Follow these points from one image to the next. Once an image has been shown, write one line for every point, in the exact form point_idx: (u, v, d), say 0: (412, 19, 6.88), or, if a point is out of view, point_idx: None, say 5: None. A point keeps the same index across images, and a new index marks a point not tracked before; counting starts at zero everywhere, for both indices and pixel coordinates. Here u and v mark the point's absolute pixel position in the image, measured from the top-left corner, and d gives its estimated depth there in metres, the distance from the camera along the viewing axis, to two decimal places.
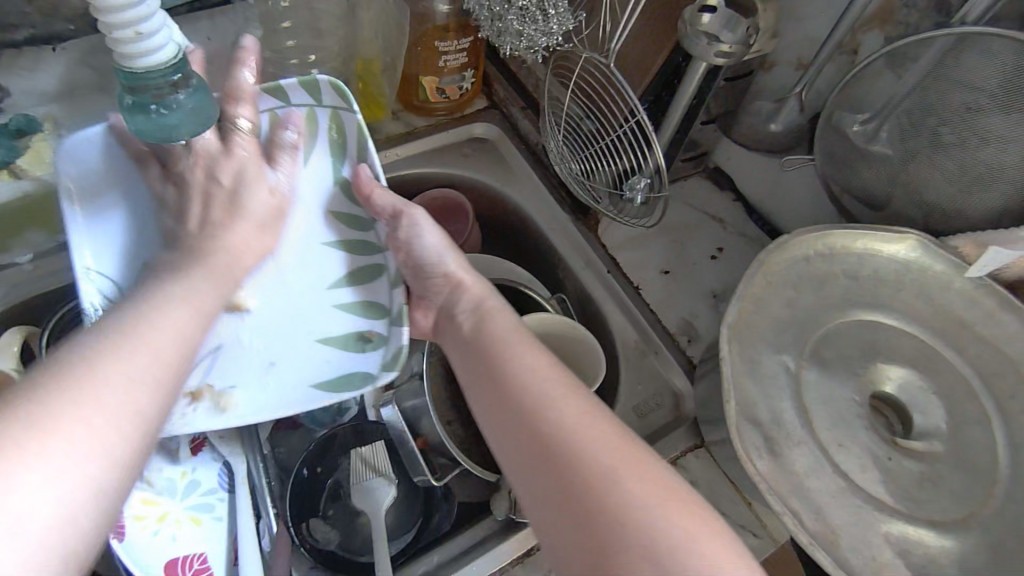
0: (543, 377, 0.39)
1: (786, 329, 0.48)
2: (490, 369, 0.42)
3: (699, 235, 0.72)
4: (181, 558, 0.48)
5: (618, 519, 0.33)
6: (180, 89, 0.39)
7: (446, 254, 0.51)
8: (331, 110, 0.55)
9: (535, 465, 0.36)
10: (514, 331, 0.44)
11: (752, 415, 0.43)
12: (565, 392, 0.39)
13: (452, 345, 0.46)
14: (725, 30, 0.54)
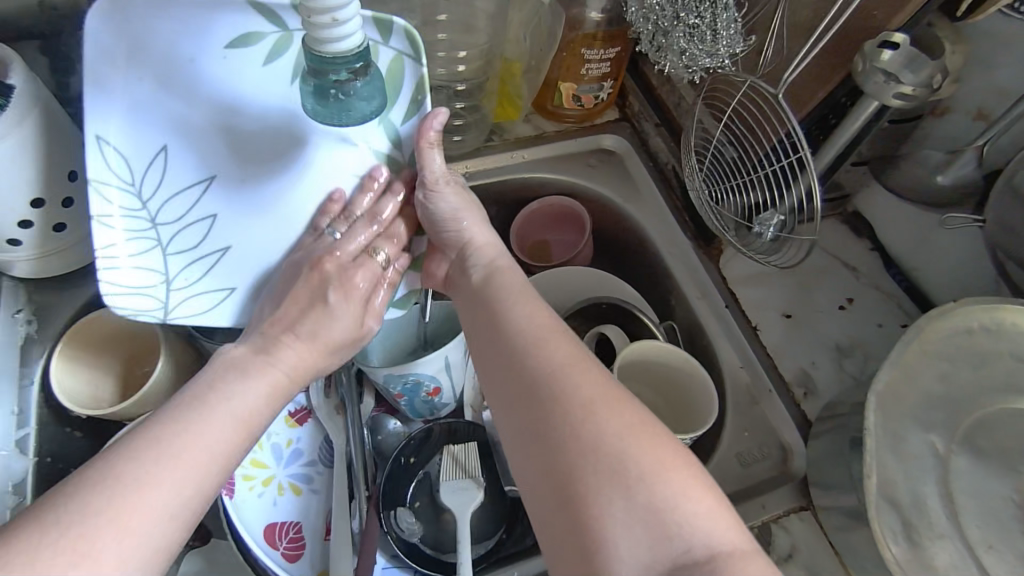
0: (536, 345, 0.41)
1: (936, 406, 0.43)
2: (489, 315, 0.45)
3: (829, 283, 0.68)
4: (279, 524, 0.51)
5: (587, 446, 0.35)
6: (358, 76, 0.40)
7: (461, 217, 0.50)
8: (395, 55, 0.47)
9: (516, 404, 0.39)
10: (516, 281, 0.47)
11: (889, 494, 0.40)
12: (563, 361, 0.40)
13: (461, 296, 0.49)
14: (907, 70, 0.50)
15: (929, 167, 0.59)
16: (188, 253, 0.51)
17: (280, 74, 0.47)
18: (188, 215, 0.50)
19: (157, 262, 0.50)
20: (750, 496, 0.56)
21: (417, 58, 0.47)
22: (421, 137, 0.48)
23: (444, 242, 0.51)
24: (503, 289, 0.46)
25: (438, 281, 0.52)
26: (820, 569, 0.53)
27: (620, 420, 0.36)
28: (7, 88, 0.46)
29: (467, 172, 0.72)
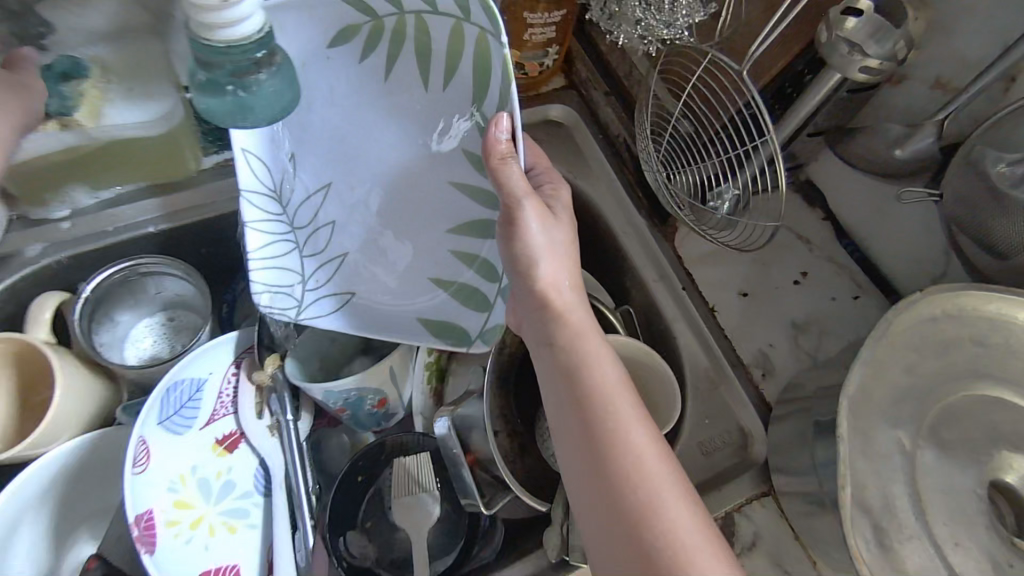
0: (644, 475, 0.39)
1: (903, 400, 0.43)
2: (597, 449, 0.40)
3: (784, 256, 0.66)
4: (214, 570, 0.46)
5: None
6: (260, 68, 0.34)
7: (548, 267, 0.46)
8: (454, 23, 0.42)
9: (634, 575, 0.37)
10: (626, 396, 0.42)
11: (863, 500, 0.38)
12: (673, 496, 0.38)
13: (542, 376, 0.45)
14: (871, 40, 0.47)
15: (888, 139, 0.57)
16: (316, 235, 0.54)
17: (375, 70, 0.47)
18: (318, 219, 0.53)
19: (289, 262, 0.53)
20: (713, 485, 0.55)
21: (498, 35, 0.40)
22: (493, 154, 0.43)
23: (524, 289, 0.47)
24: (600, 392, 0.42)
25: (514, 320, 0.50)
26: (783, 555, 0.52)
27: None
28: None
29: None
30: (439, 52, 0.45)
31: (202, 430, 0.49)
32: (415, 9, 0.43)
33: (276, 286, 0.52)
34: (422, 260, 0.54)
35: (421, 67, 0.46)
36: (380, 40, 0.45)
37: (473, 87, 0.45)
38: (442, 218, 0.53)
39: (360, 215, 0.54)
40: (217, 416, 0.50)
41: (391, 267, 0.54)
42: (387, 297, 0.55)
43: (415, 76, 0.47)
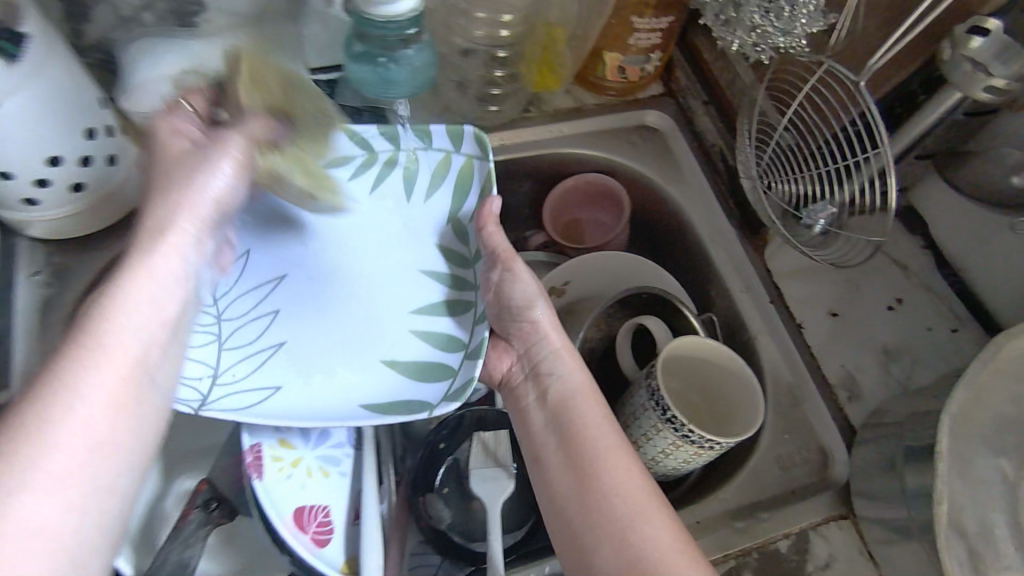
0: (627, 490, 0.41)
1: (1008, 428, 0.41)
2: (577, 467, 0.43)
3: (877, 280, 0.65)
4: (308, 508, 0.49)
5: None
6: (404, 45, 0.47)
7: (539, 303, 0.51)
8: (443, 154, 0.58)
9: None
10: (600, 418, 0.45)
11: (958, 522, 0.37)
12: (653, 513, 0.40)
13: (525, 409, 0.48)
14: (998, 61, 0.46)
15: (1003, 167, 0.55)
16: (244, 352, 0.53)
17: (366, 184, 0.59)
18: (256, 309, 0.55)
19: (210, 357, 0.52)
20: (787, 499, 0.54)
21: (486, 157, 0.57)
22: (485, 225, 0.52)
23: (513, 335, 0.52)
24: (587, 419, 0.45)
25: (496, 376, 0.52)
26: None
27: None
28: (23, 36, 0.43)
29: (501, 146, 0.68)
30: (427, 171, 0.59)
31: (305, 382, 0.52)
32: (410, 147, 0.59)
33: (189, 377, 0.50)
34: (386, 327, 0.55)
35: (405, 186, 0.59)
36: (374, 165, 0.59)
37: (455, 189, 0.58)
38: (405, 304, 0.56)
39: (300, 318, 0.55)
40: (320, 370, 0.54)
41: (331, 352, 0.53)
42: (354, 380, 0.52)
43: (399, 189, 0.59)
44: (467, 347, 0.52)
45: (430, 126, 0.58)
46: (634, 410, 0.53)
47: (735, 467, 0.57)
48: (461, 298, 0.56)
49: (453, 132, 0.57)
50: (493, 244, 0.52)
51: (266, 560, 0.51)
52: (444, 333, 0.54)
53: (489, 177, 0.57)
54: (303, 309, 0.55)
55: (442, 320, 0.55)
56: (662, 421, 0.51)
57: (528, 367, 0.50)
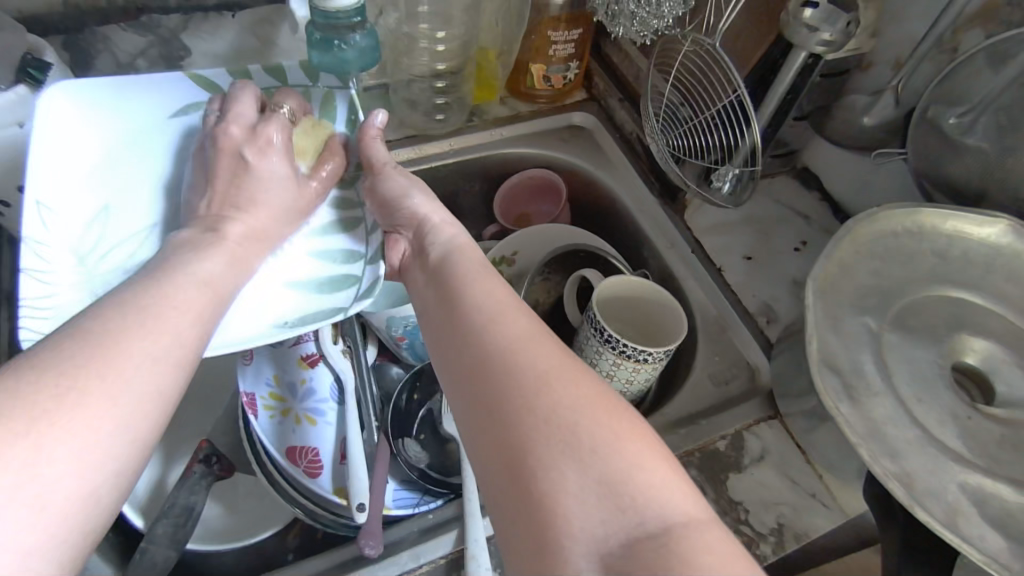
0: (497, 304, 0.41)
1: (870, 295, 0.50)
2: (450, 299, 0.43)
3: (783, 228, 0.75)
4: (298, 449, 0.55)
5: (530, 391, 0.34)
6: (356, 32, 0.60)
7: (415, 196, 0.53)
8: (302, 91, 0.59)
9: (467, 378, 0.37)
10: (478, 266, 0.45)
11: (833, 364, 0.46)
12: (518, 317, 0.40)
13: (418, 279, 0.48)
14: (826, 23, 0.57)
15: (857, 109, 0.67)
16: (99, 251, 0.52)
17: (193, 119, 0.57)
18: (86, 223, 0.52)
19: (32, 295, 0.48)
20: (721, 408, 0.62)
21: (345, 86, 0.59)
22: (365, 132, 0.56)
23: (400, 222, 0.53)
24: (461, 268, 0.45)
25: (395, 270, 0.53)
26: (789, 466, 0.58)
27: (574, 389, 0.34)
28: (47, 65, 0.54)
29: (452, 150, 0.79)
30: None
31: (293, 348, 0.58)
32: (263, 87, 0.59)
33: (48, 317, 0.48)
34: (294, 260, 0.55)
35: None
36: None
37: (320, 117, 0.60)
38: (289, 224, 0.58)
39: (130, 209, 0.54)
40: (304, 338, 0.58)
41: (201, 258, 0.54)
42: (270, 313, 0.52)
43: None
44: (364, 255, 0.56)
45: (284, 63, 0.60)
46: (582, 343, 0.61)
47: (678, 391, 0.65)
48: (353, 216, 0.58)
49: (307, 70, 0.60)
50: (372, 154, 0.56)
51: (264, 518, 0.57)
52: (343, 248, 0.56)
53: (354, 106, 0.59)
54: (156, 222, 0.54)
55: (342, 240, 0.57)
56: (603, 345, 0.58)
57: (417, 249, 0.51)
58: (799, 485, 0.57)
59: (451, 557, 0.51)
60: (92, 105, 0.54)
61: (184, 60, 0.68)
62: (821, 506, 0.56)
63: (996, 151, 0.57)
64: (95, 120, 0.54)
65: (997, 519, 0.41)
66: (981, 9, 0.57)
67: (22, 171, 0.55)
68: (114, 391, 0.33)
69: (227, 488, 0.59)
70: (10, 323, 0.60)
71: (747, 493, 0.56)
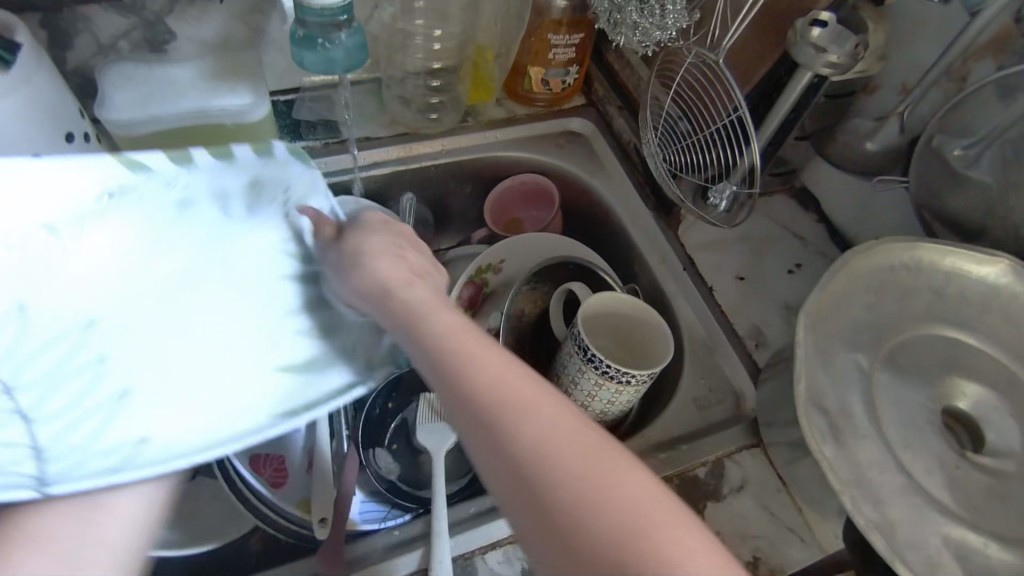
0: (542, 406, 0.34)
1: (862, 331, 0.49)
2: (471, 399, 0.35)
3: (779, 250, 0.73)
4: (264, 456, 0.55)
5: (633, 538, 0.30)
6: (342, 30, 0.56)
7: (379, 261, 0.45)
8: (254, 172, 0.45)
9: (508, 471, 0.33)
10: (486, 343, 0.38)
11: (819, 401, 0.44)
12: (569, 421, 0.34)
13: (415, 352, 0.39)
14: (834, 44, 0.55)
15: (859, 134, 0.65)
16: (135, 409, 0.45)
17: None
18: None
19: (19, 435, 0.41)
20: (703, 434, 0.60)
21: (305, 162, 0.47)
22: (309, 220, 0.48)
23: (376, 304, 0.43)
24: (471, 348, 0.37)
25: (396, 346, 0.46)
26: (769, 498, 0.57)
27: (674, 529, 0.31)
28: (15, 45, 0.52)
29: (443, 149, 0.77)
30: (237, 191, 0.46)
31: None
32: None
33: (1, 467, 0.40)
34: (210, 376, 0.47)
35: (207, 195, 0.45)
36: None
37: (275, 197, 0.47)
38: (263, 310, 0.48)
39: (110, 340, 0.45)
40: None
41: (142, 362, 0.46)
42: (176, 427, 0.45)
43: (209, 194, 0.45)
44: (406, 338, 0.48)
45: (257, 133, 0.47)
46: (564, 359, 0.59)
47: (659, 413, 0.63)
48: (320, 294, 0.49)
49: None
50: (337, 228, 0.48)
51: (223, 526, 0.55)
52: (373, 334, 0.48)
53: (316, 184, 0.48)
54: (189, 333, 0.47)
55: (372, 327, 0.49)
56: (585, 364, 0.56)
57: (403, 315, 0.41)
58: (777, 518, 0.55)
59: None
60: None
61: (169, 44, 0.67)
62: (799, 542, 0.54)
63: (997, 184, 0.55)
64: None
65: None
66: (993, 40, 0.55)
67: None
68: None
69: (188, 493, 0.57)
70: None
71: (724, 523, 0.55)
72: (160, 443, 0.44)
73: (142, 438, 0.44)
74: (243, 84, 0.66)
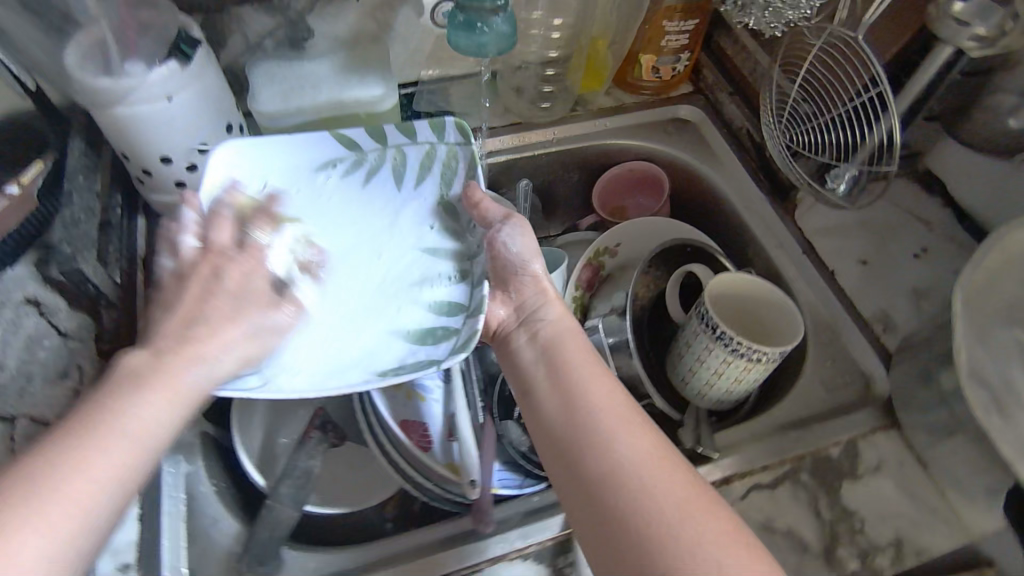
0: (616, 413, 0.44)
1: (1022, 308, 0.47)
2: (565, 393, 0.46)
3: (903, 233, 0.71)
4: (410, 422, 0.57)
5: (664, 532, 0.38)
6: (497, 13, 0.59)
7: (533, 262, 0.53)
8: (450, 148, 0.59)
9: (582, 487, 0.41)
10: (587, 356, 0.48)
11: (980, 376, 0.44)
12: (637, 431, 0.43)
13: (520, 351, 0.51)
14: (979, 18, 0.54)
15: (1000, 111, 0.63)
16: None
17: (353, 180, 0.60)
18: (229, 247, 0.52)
19: None
20: (833, 416, 0.60)
21: (467, 143, 0.59)
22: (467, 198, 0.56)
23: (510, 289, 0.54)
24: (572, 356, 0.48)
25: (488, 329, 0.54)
26: (908, 481, 0.56)
27: (709, 530, 0.38)
28: (195, 42, 0.58)
29: (554, 138, 0.79)
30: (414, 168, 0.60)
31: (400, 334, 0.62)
32: (395, 143, 0.60)
33: None
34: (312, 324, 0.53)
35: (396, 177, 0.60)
36: (362, 166, 0.60)
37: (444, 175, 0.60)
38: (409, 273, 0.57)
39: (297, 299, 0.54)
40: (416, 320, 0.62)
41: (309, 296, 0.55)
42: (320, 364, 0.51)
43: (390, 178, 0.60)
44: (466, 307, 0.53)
45: (445, 119, 0.59)
46: (687, 338, 0.60)
47: (786, 393, 0.63)
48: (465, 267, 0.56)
49: (432, 125, 0.59)
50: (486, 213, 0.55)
51: (373, 486, 0.60)
52: (447, 300, 0.54)
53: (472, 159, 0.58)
54: (337, 293, 0.56)
55: (451, 287, 0.55)
56: (713, 340, 0.57)
57: (521, 315, 0.53)
58: (917, 500, 0.55)
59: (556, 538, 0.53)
60: (256, 158, 0.58)
61: (306, 42, 0.70)
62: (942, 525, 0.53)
63: None
64: (260, 157, 0.58)
65: None
66: None
67: (167, 141, 0.59)
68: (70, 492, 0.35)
69: (341, 456, 0.61)
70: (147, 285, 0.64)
71: (861, 504, 0.55)
72: (303, 376, 0.50)
73: (289, 370, 0.51)
74: (374, 76, 0.70)
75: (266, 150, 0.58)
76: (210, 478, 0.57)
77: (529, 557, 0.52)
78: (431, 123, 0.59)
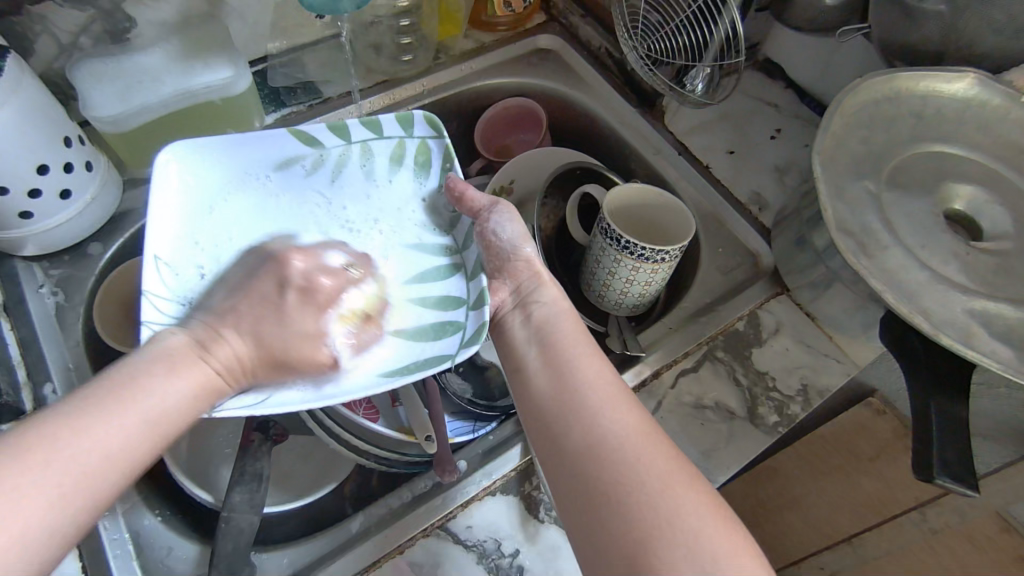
0: (603, 386, 0.43)
1: (865, 162, 0.54)
2: (555, 367, 0.45)
3: (758, 120, 0.78)
4: (352, 399, 0.58)
5: (650, 501, 0.37)
6: None
7: (527, 246, 0.54)
8: (420, 139, 0.57)
9: (565, 460, 0.40)
10: (579, 334, 0.48)
11: (845, 227, 0.50)
12: (625, 405, 0.42)
13: (504, 334, 0.51)
14: None
15: None
16: None
17: (321, 180, 0.57)
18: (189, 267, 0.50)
19: None
20: (731, 295, 0.66)
21: (440, 134, 0.56)
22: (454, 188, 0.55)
23: (507, 269, 0.54)
24: (563, 335, 0.48)
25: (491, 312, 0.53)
26: (803, 333, 0.63)
27: (692, 500, 0.37)
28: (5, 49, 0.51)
29: (425, 90, 0.78)
30: (380, 156, 0.57)
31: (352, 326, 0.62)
32: (360, 138, 0.56)
33: None
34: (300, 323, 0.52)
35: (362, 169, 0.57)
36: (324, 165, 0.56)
37: (415, 167, 0.58)
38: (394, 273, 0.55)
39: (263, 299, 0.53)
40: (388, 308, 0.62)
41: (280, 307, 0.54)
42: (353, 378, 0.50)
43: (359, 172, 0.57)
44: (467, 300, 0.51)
45: (412, 111, 0.56)
46: (596, 255, 0.63)
47: (689, 285, 0.69)
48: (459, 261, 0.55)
49: (401, 118, 0.56)
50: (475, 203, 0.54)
51: (327, 472, 0.59)
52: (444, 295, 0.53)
53: (450, 154, 0.56)
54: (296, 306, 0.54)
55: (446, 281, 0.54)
56: (620, 253, 0.60)
57: (516, 298, 0.53)
58: (814, 348, 0.62)
59: (518, 468, 0.54)
60: (195, 160, 0.52)
61: (130, 32, 0.64)
62: (836, 363, 0.62)
63: (950, 11, 0.60)
64: (201, 170, 0.53)
65: (1004, 333, 0.47)
66: None
67: None
68: (40, 469, 0.34)
69: (291, 448, 0.59)
70: (17, 333, 0.58)
71: (770, 363, 0.62)
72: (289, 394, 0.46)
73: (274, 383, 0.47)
74: (219, 59, 0.64)
75: (204, 158, 0.53)
76: (153, 510, 0.53)
77: (499, 492, 0.53)
78: (398, 115, 0.55)
